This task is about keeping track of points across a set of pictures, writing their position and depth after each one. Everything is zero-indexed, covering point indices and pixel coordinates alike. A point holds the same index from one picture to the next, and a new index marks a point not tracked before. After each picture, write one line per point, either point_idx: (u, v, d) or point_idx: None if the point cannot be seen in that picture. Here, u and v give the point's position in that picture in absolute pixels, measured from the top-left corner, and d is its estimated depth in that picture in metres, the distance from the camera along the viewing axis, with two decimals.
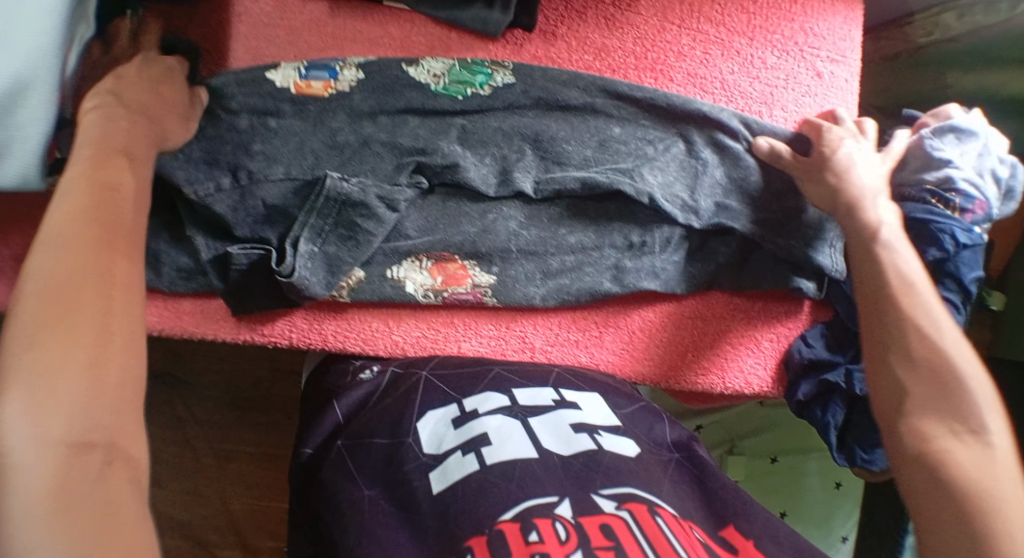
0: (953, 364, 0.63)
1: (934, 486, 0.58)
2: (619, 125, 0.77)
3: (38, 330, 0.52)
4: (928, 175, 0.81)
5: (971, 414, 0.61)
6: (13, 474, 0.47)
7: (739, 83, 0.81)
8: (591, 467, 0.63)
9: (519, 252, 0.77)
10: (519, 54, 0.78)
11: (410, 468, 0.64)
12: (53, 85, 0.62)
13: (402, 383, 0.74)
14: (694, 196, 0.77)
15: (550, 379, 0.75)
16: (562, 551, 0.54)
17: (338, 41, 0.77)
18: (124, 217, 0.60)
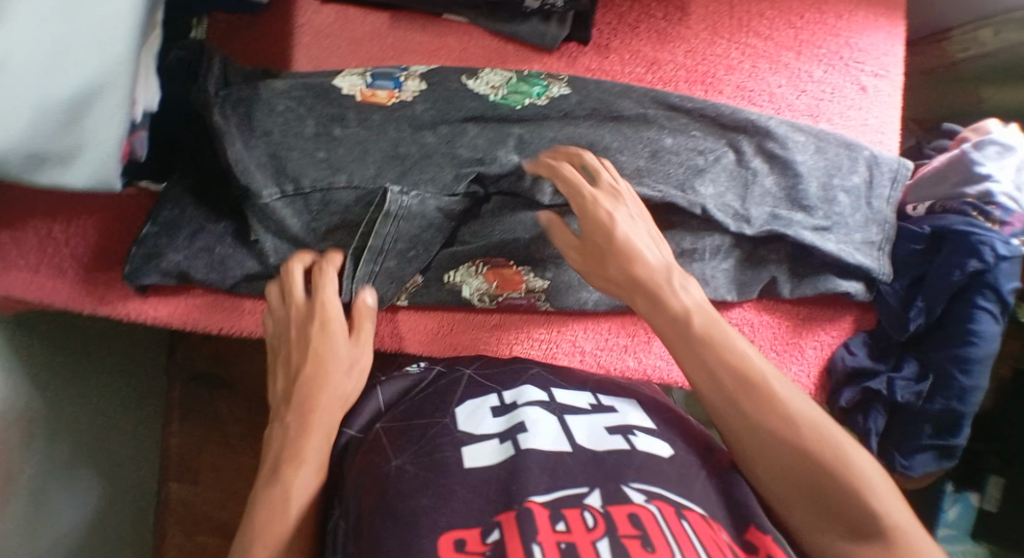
0: (734, 403, 0.65)
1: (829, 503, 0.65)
2: (670, 135, 0.79)
3: (292, 428, 0.68)
4: (969, 188, 0.82)
5: (784, 453, 0.63)
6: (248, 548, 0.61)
7: (786, 96, 0.83)
8: (623, 463, 0.63)
9: None
10: (574, 66, 0.81)
11: (442, 441, 0.65)
12: (127, 89, 0.62)
13: (440, 381, 0.74)
14: (745, 206, 0.80)
15: (590, 385, 0.75)
16: (588, 539, 0.55)
17: (397, 52, 0.79)
18: (328, 382, 0.71)
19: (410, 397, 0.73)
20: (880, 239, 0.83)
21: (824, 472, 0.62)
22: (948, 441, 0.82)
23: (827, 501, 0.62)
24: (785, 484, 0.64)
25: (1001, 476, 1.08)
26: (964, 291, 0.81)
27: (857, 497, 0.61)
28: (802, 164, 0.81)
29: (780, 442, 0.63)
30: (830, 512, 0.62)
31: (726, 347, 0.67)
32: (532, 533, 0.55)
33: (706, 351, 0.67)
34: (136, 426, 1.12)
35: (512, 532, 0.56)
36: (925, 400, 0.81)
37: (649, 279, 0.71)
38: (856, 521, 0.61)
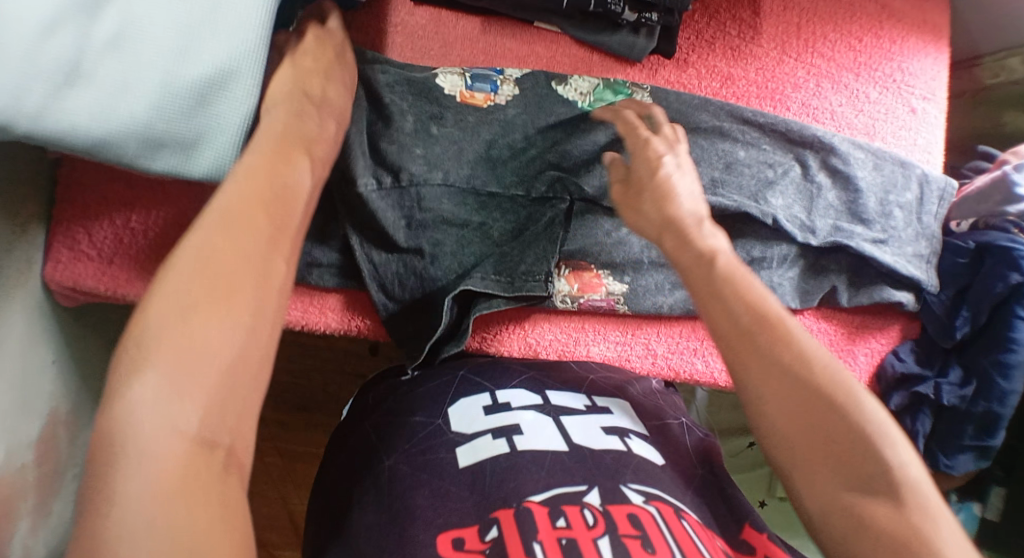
0: (750, 341, 0.63)
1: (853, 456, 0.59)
2: (743, 149, 0.83)
3: (204, 261, 0.50)
4: (1010, 208, 0.88)
5: (792, 392, 0.61)
6: (134, 439, 0.45)
7: (846, 114, 0.88)
8: (621, 463, 0.65)
9: (650, 263, 0.83)
10: (654, 77, 0.86)
11: (436, 442, 0.68)
12: (257, 77, 0.64)
13: (438, 375, 0.76)
14: (811, 217, 0.84)
15: (584, 387, 0.76)
16: (589, 537, 0.58)
17: (489, 56, 0.83)
18: (291, 217, 0.56)
19: (410, 389, 0.75)
20: (928, 252, 0.88)
21: (837, 421, 0.59)
22: (987, 442, 0.87)
23: (833, 446, 0.59)
24: (794, 427, 0.60)
25: (1004, 487, 1.12)
26: (1004, 303, 0.85)
27: (866, 444, 0.59)
28: (862, 180, 0.86)
29: (795, 383, 0.61)
30: (835, 457, 0.59)
31: (746, 291, 0.65)
32: (533, 532, 0.58)
33: (728, 293, 0.65)
34: None
35: (513, 534, 0.58)
36: (969, 403, 0.86)
37: (683, 223, 0.68)
38: (867, 468, 0.58)
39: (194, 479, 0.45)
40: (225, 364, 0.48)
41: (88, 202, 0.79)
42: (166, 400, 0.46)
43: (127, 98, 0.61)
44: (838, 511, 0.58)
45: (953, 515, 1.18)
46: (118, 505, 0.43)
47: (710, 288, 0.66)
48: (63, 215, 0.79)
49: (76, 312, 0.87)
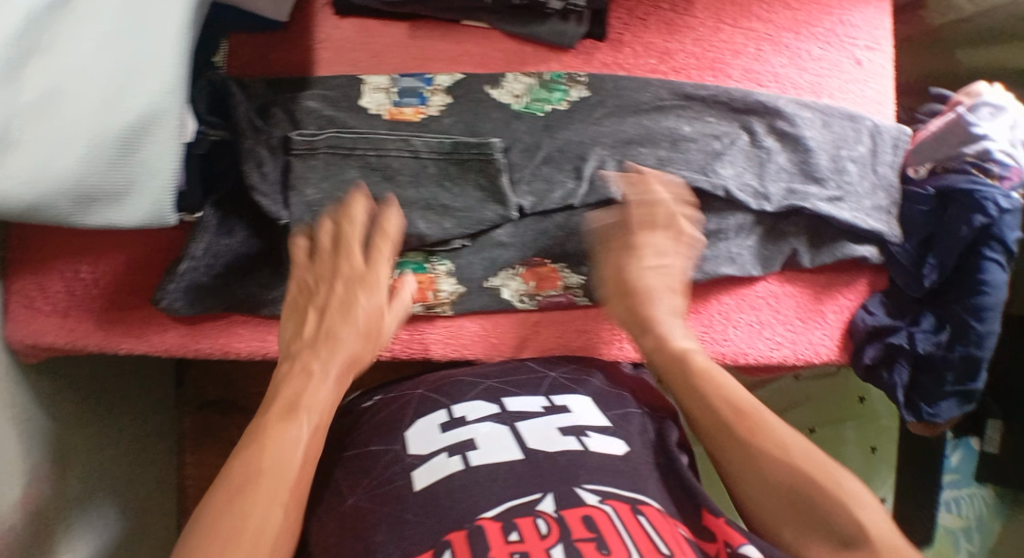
0: (769, 475, 0.64)
1: (823, 512, 0.61)
2: (687, 124, 0.83)
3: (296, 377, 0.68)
4: (967, 149, 0.87)
5: (818, 516, 0.61)
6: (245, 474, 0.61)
7: (791, 75, 0.87)
8: (576, 463, 0.66)
9: None
10: (591, 62, 0.83)
11: (394, 468, 0.69)
12: (180, 120, 0.65)
13: (401, 396, 0.78)
14: (763, 183, 0.83)
15: (542, 388, 0.77)
16: (542, 547, 0.57)
17: (421, 61, 0.81)
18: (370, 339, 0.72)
19: (370, 419, 0.77)
20: (887, 203, 0.87)
21: (868, 548, 0.58)
22: (970, 385, 0.88)
23: (806, 510, 0.62)
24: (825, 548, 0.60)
25: (999, 419, 1.29)
26: (973, 245, 0.86)
27: (837, 501, 0.61)
28: (811, 140, 0.85)
29: (752, 442, 0.66)
30: (807, 518, 0.62)
31: (761, 429, 0.66)
32: (484, 551, 0.57)
33: (738, 428, 0.67)
34: (154, 454, 1.13)
35: (465, 553, 0.57)
36: (945, 348, 0.87)
37: (701, 375, 0.71)
38: (838, 529, 0.60)
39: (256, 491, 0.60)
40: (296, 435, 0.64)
41: (38, 257, 0.80)
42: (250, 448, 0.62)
43: (58, 158, 0.62)
44: None
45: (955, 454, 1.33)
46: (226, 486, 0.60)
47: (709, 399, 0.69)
48: (18, 273, 0.80)
49: (47, 365, 0.88)
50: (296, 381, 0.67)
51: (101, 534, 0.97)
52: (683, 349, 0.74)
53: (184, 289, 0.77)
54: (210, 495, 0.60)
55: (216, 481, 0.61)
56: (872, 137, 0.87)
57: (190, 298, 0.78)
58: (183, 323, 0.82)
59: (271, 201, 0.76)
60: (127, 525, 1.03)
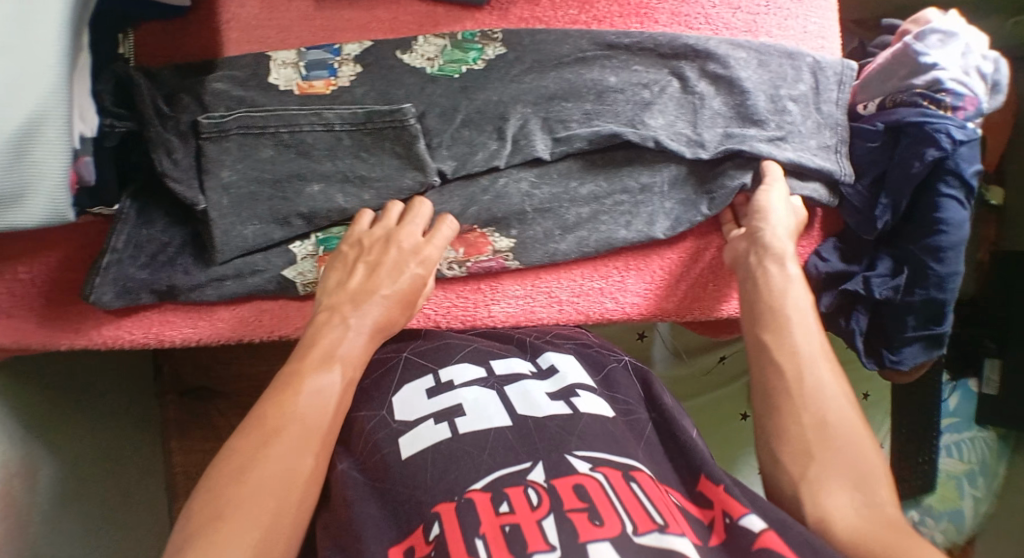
0: (796, 411, 0.67)
1: (844, 460, 0.64)
2: (613, 74, 0.79)
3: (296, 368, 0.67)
4: (917, 80, 0.83)
5: (834, 460, 0.65)
6: (256, 468, 0.60)
7: (721, 14, 0.83)
8: (566, 430, 0.66)
9: (535, 211, 0.79)
10: (506, 18, 0.81)
11: (381, 436, 0.68)
12: (66, 118, 0.64)
13: (379, 362, 0.76)
14: (697, 129, 0.80)
15: (528, 351, 0.77)
16: (532, 518, 0.57)
17: (329, 31, 0.79)
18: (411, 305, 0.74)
19: (359, 382, 0.75)
20: (834, 140, 0.83)
21: (880, 503, 0.62)
22: (935, 330, 0.84)
23: (829, 452, 0.65)
24: (839, 486, 0.63)
25: (997, 358, 1.23)
26: (929, 180, 0.82)
27: (861, 457, 0.64)
28: (747, 81, 0.81)
29: (798, 378, 0.69)
30: (828, 460, 0.65)
31: (807, 373, 0.69)
32: (476, 525, 0.57)
33: (784, 366, 0.70)
34: (136, 446, 1.13)
35: (455, 527, 0.57)
36: (905, 293, 0.82)
37: (773, 312, 0.72)
38: (859, 479, 0.63)
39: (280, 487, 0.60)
40: (309, 420, 0.64)
41: None
42: (255, 439, 0.62)
43: None
44: (833, 506, 0.63)
45: (952, 396, 1.28)
46: (233, 482, 0.59)
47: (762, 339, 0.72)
48: None
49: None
50: (331, 332, 0.69)
51: (75, 528, 0.98)
52: (752, 287, 0.75)
53: (112, 282, 0.76)
54: (207, 481, 0.60)
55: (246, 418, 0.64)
56: (813, 73, 0.83)
57: (121, 291, 0.76)
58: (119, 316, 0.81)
59: (186, 187, 0.74)
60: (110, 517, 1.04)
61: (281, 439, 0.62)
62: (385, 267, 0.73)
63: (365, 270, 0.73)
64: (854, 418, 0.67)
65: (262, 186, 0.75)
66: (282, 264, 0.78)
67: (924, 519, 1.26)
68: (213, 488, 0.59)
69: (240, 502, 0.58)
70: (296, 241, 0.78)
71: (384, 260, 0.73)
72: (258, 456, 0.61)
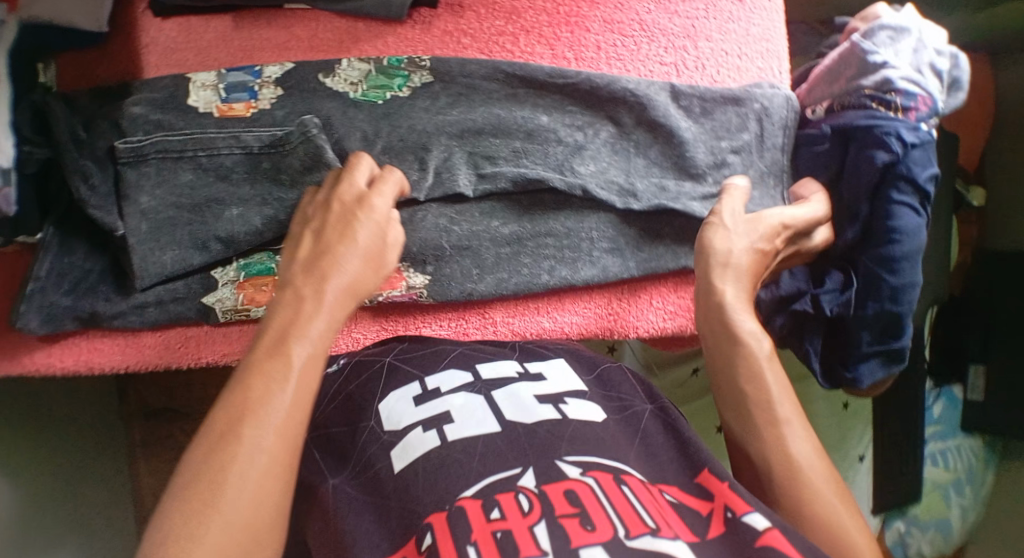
0: (782, 477, 0.60)
1: (808, 509, 0.58)
2: (546, 114, 0.77)
3: (253, 358, 0.58)
4: (866, 80, 0.78)
5: (822, 534, 0.57)
6: (224, 484, 0.52)
7: (659, 21, 0.81)
8: (555, 435, 0.61)
9: (453, 249, 0.76)
10: (430, 32, 0.79)
11: (371, 450, 0.63)
12: None
13: (364, 369, 0.71)
14: (630, 180, 0.77)
15: (515, 353, 0.72)
16: (524, 525, 0.53)
17: (248, 51, 0.78)
18: (381, 266, 0.67)
19: (342, 387, 0.70)
20: (779, 191, 0.81)
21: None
22: (892, 345, 0.80)
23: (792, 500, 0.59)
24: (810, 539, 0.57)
25: (982, 364, 1.15)
26: (879, 189, 0.78)
27: (827, 506, 0.58)
28: (686, 132, 0.78)
29: (756, 415, 0.62)
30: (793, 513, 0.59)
31: (766, 408, 0.62)
32: (466, 533, 0.53)
33: (743, 403, 0.63)
34: (99, 471, 1.08)
35: (445, 536, 0.53)
36: (858, 307, 0.79)
37: (721, 341, 0.65)
38: (824, 533, 0.57)
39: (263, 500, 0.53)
40: (282, 413, 0.56)
41: None
42: (216, 447, 0.53)
43: None
44: None
45: (937, 404, 1.19)
46: (187, 507, 0.51)
47: (734, 396, 0.63)
48: None
49: None
50: (286, 306, 0.61)
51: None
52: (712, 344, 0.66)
53: (38, 309, 0.74)
54: (165, 508, 0.52)
55: (204, 420, 0.55)
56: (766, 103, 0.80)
57: (46, 317, 0.75)
58: (48, 342, 0.79)
59: (105, 213, 0.72)
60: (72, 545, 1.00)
61: (252, 437, 0.54)
62: (334, 233, 0.66)
63: (319, 236, 0.66)
64: (821, 462, 0.60)
65: (180, 211, 0.74)
66: (201, 291, 0.77)
67: (911, 530, 1.19)
68: (173, 513, 0.51)
69: (191, 531, 0.51)
70: (217, 268, 0.77)
71: (341, 224, 0.66)
72: (219, 466, 0.53)
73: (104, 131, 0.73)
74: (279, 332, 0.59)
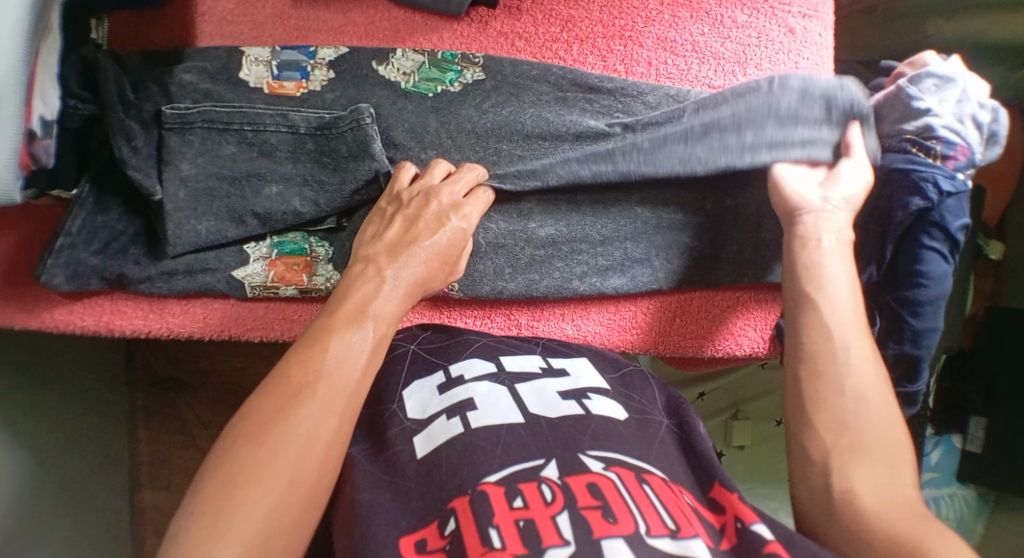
0: (837, 386, 0.63)
1: (873, 440, 0.61)
2: (594, 118, 0.77)
3: (328, 329, 0.61)
4: (907, 125, 0.80)
5: (881, 461, 0.60)
6: (273, 452, 0.55)
7: (711, 44, 0.82)
8: (579, 430, 0.62)
9: (488, 246, 0.78)
10: (485, 31, 0.80)
11: (393, 432, 0.65)
12: (19, 101, 0.63)
13: (390, 353, 0.73)
14: (689, 149, 0.74)
15: (539, 349, 0.73)
16: (547, 514, 0.54)
17: (302, 32, 0.78)
18: (449, 267, 0.70)
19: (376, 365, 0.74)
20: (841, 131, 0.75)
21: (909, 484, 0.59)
22: (911, 388, 0.81)
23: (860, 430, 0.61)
24: (870, 465, 0.60)
25: (983, 417, 1.14)
26: (908, 233, 0.79)
27: (889, 438, 0.61)
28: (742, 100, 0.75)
29: (829, 351, 0.65)
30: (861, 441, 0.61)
31: (840, 343, 0.65)
32: (489, 517, 0.54)
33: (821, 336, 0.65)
34: (100, 433, 1.08)
35: (469, 521, 0.54)
36: (878, 345, 0.81)
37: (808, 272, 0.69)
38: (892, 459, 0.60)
39: (302, 478, 0.55)
40: (345, 389, 0.58)
41: None
42: (269, 415, 0.56)
43: None
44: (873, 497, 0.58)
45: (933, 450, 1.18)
46: (232, 471, 0.54)
47: (803, 299, 0.68)
48: None
49: None
50: (363, 286, 0.64)
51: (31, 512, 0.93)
52: (788, 248, 0.71)
53: (64, 265, 0.74)
54: (209, 474, 0.54)
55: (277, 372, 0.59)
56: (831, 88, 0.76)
57: (71, 274, 0.74)
58: (70, 299, 0.79)
59: (144, 176, 0.71)
60: (68, 503, 1.00)
61: (310, 410, 0.57)
62: (423, 226, 0.69)
63: (408, 222, 0.69)
64: (887, 400, 0.63)
65: (220, 182, 0.74)
66: (233, 264, 0.77)
67: None
68: (234, 451, 0.55)
69: (234, 492, 0.53)
70: (251, 243, 0.78)
71: (425, 216, 0.69)
72: (273, 434, 0.55)
73: (152, 95, 0.73)
74: (354, 309, 0.63)
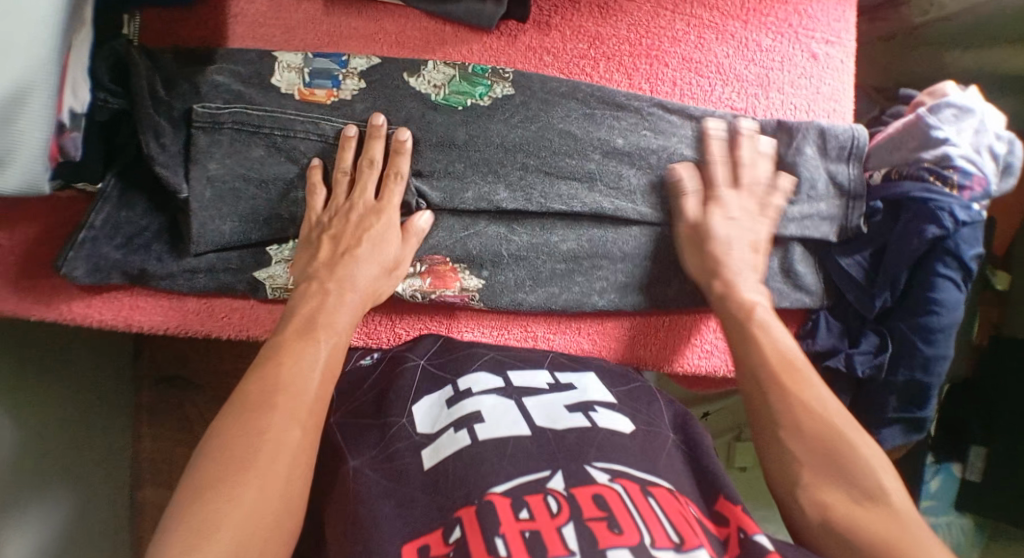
0: (796, 415, 0.65)
1: (837, 462, 0.63)
2: (620, 136, 0.78)
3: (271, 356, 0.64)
4: (925, 153, 0.80)
5: (846, 483, 0.62)
6: (239, 464, 0.56)
7: (735, 66, 0.83)
8: (585, 442, 0.62)
9: (510, 257, 0.78)
10: (514, 45, 0.81)
11: (400, 446, 0.65)
12: (52, 92, 0.63)
13: (405, 362, 0.74)
14: None
15: (545, 364, 0.74)
16: (553, 525, 0.54)
17: (334, 38, 0.79)
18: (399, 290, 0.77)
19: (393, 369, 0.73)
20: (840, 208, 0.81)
21: (879, 499, 0.60)
22: (918, 413, 0.81)
23: (826, 455, 0.63)
24: (835, 486, 0.62)
25: (983, 447, 1.14)
26: (925, 258, 0.80)
27: (854, 457, 0.63)
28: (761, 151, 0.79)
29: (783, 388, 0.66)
30: (832, 468, 0.62)
31: (791, 379, 0.67)
32: (495, 526, 0.54)
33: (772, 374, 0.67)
34: (104, 428, 1.08)
35: (476, 530, 0.55)
36: (889, 371, 0.81)
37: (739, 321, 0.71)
38: (857, 482, 0.61)
39: (269, 487, 0.56)
40: (305, 403, 0.61)
41: None
42: (228, 433, 0.58)
43: None
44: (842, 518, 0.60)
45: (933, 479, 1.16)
46: (202, 484, 0.55)
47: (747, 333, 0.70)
48: None
49: None
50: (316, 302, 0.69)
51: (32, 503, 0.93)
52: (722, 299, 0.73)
53: (85, 259, 0.74)
54: (180, 495, 0.55)
55: (232, 398, 0.61)
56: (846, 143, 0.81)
57: (92, 268, 0.75)
58: (88, 293, 0.79)
59: (171, 173, 0.72)
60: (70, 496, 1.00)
61: (276, 422, 0.59)
62: None
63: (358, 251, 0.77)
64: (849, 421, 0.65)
65: (247, 184, 0.74)
66: (253, 266, 0.78)
67: None
68: (206, 467, 0.56)
69: (196, 501, 0.54)
70: (274, 245, 0.78)
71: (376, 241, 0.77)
72: (239, 446, 0.57)
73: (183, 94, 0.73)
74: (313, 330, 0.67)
